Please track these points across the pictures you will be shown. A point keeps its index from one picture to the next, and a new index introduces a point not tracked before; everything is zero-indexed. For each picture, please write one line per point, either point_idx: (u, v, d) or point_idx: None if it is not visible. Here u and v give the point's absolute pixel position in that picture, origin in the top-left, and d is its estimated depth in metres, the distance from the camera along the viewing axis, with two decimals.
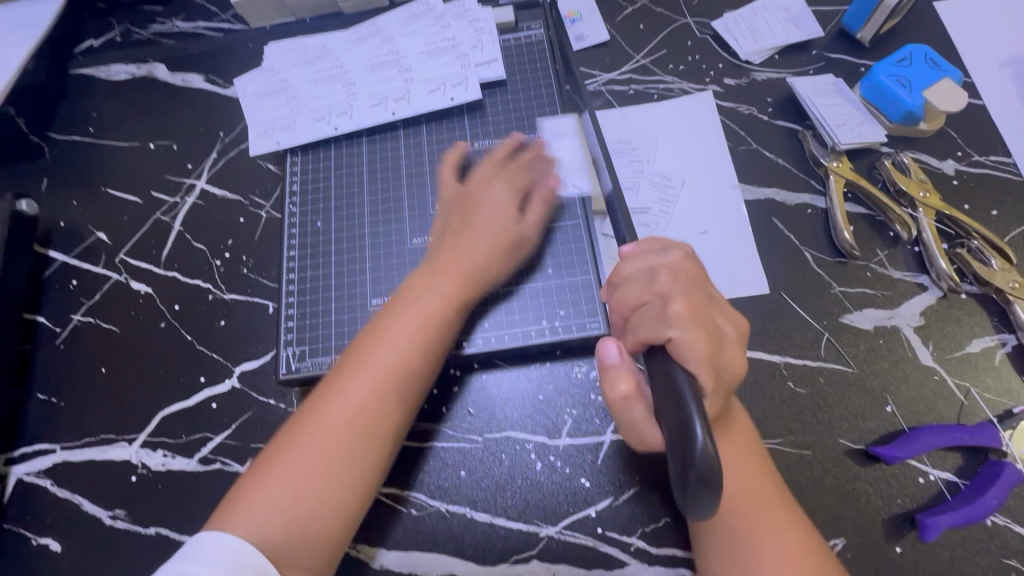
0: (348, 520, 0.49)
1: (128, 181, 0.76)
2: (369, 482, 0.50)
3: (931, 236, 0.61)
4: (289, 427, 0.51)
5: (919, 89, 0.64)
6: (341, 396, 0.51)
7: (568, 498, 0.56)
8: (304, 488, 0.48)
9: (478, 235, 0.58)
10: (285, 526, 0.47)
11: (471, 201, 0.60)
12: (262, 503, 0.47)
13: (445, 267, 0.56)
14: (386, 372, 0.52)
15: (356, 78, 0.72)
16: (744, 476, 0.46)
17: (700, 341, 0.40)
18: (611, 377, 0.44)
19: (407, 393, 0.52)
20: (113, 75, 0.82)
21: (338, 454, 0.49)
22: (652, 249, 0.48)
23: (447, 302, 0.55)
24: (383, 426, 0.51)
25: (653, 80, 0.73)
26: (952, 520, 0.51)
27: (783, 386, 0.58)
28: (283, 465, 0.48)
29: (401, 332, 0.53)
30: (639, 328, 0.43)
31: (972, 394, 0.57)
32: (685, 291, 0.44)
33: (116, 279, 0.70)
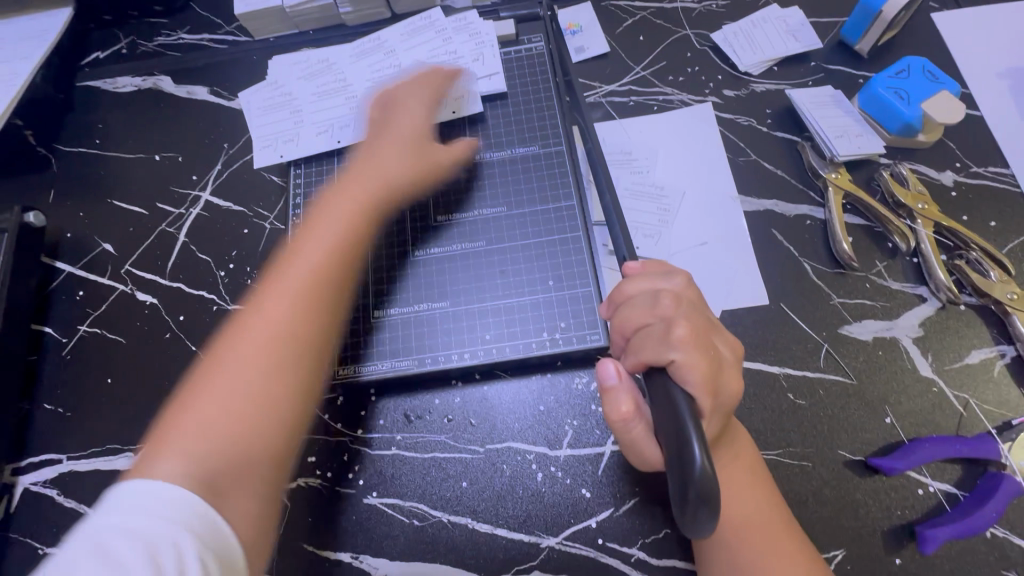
0: (281, 439, 0.48)
1: (134, 192, 0.77)
2: (304, 397, 0.50)
3: (930, 247, 0.62)
4: (211, 360, 0.49)
5: (917, 101, 0.65)
6: (265, 321, 0.50)
7: (569, 509, 0.57)
8: (234, 408, 0.46)
9: (387, 158, 0.63)
10: (214, 451, 0.44)
11: (370, 143, 0.65)
12: (186, 432, 0.45)
13: (350, 188, 0.60)
14: (308, 286, 0.53)
15: (358, 90, 0.73)
16: (742, 488, 0.47)
17: (701, 365, 0.41)
18: (611, 397, 0.45)
19: (334, 298, 0.54)
20: (119, 87, 0.83)
21: (267, 369, 0.49)
22: (656, 271, 0.49)
23: (342, 229, 0.57)
24: (310, 335, 0.51)
25: (653, 92, 0.74)
26: (952, 532, 0.51)
27: (782, 397, 0.58)
28: (209, 393, 0.47)
29: (303, 255, 0.55)
30: (640, 348, 0.44)
31: (971, 405, 0.57)
32: (687, 315, 0.45)
33: (122, 290, 0.71)
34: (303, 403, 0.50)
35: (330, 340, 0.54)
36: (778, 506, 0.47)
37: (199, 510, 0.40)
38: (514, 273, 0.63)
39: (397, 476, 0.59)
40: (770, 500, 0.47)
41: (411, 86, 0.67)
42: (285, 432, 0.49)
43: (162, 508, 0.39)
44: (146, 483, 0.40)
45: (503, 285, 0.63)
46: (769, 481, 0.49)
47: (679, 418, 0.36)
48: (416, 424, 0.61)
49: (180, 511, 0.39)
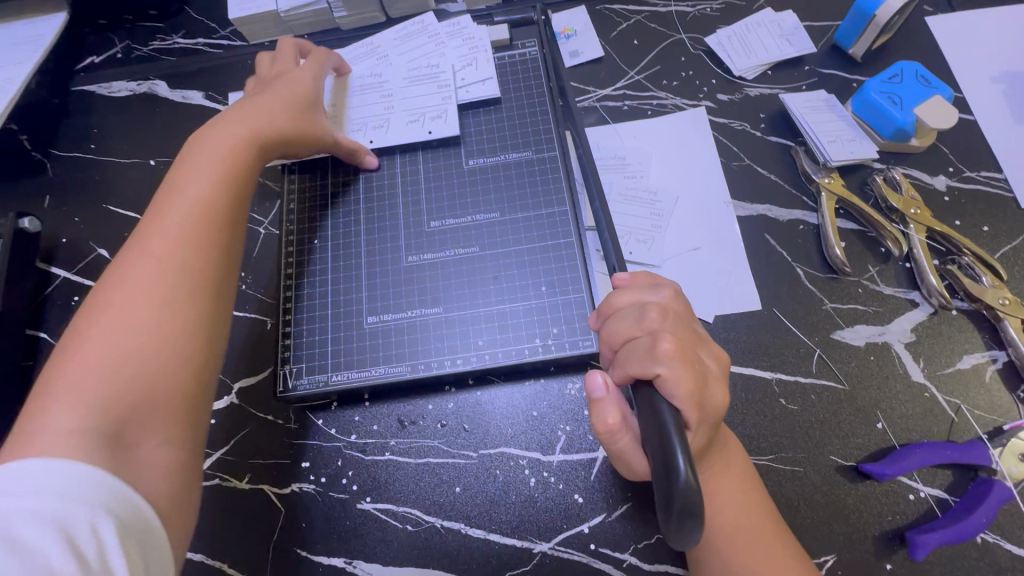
0: (180, 388, 0.46)
1: (129, 197, 0.77)
2: (199, 339, 0.48)
3: (922, 252, 0.62)
4: (81, 318, 0.46)
5: (910, 106, 0.65)
6: (149, 265, 0.49)
7: (562, 514, 0.57)
8: (117, 360, 0.44)
9: (234, 128, 0.59)
10: (102, 407, 0.42)
11: (239, 103, 0.63)
12: (65, 391, 0.42)
13: (201, 155, 0.57)
14: (180, 228, 0.51)
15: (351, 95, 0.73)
16: (732, 494, 0.47)
17: (688, 378, 0.42)
18: (599, 408, 0.44)
19: (217, 231, 0.53)
20: (114, 92, 0.83)
21: (153, 311, 0.47)
22: (643, 286, 0.50)
23: (214, 177, 0.55)
24: (196, 277, 0.50)
25: (647, 96, 0.74)
26: (942, 538, 0.51)
27: (774, 403, 0.58)
28: (85, 348, 0.44)
29: (176, 199, 0.53)
30: (627, 361, 0.44)
31: (963, 410, 0.57)
32: (674, 328, 0.46)
33: None
34: (205, 347, 0.48)
35: (225, 284, 0.52)
36: (770, 514, 0.47)
37: (107, 486, 0.38)
38: (507, 279, 0.63)
39: (391, 481, 0.59)
40: (762, 506, 0.48)
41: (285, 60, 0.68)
42: (186, 377, 0.46)
43: (62, 486, 0.37)
44: (35, 459, 0.37)
45: (497, 291, 0.63)
46: (760, 487, 0.49)
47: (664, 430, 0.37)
48: (409, 430, 0.61)
49: (85, 489, 0.37)
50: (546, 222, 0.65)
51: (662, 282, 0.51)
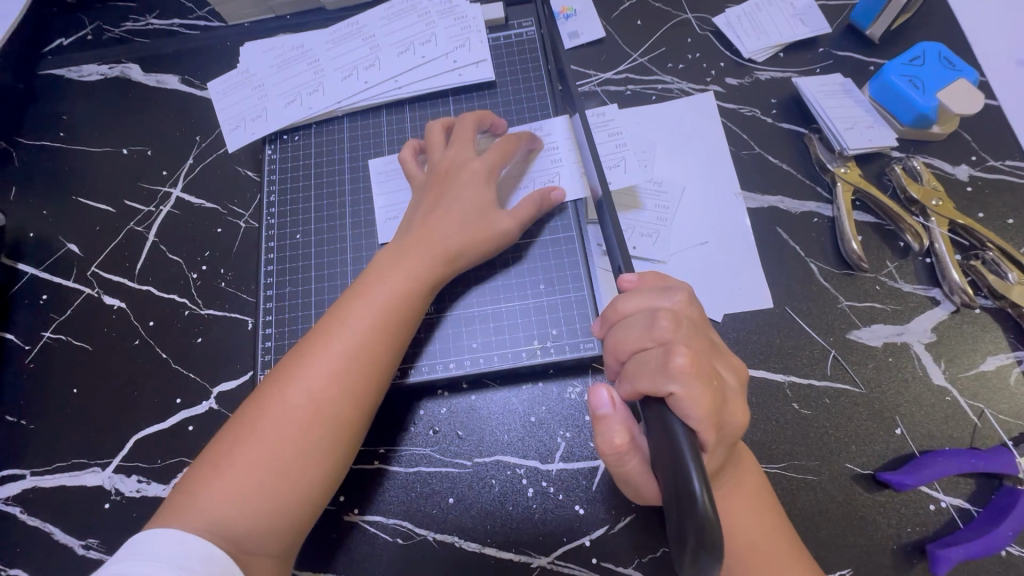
0: (312, 505, 0.46)
1: (100, 189, 0.72)
2: (334, 470, 0.47)
3: (944, 247, 0.58)
4: (245, 415, 0.47)
5: (933, 90, 0.61)
6: (292, 386, 0.47)
7: (562, 527, 0.54)
8: (263, 476, 0.44)
9: (445, 219, 0.55)
10: (245, 514, 0.43)
11: (469, 171, 0.57)
12: (218, 492, 0.44)
13: (412, 248, 0.54)
14: (371, 339, 0.49)
15: (335, 78, 0.68)
16: (747, 512, 0.44)
17: (704, 398, 0.38)
18: (604, 428, 0.41)
19: (390, 355, 0.50)
20: (84, 75, 0.78)
21: (297, 444, 0.45)
22: (654, 289, 0.45)
23: (413, 280, 0.52)
24: (354, 399, 0.48)
25: (652, 80, 0.70)
26: (966, 553, 0.48)
27: (787, 408, 0.55)
28: (241, 456, 0.45)
29: (371, 304, 0.50)
30: (637, 375, 0.40)
31: (986, 415, 0.54)
32: (688, 337, 0.42)
33: (88, 294, 0.67)
34: (339, 471, 0.48)
35: (375, 405, 0.50)
36: (787, 535, 0.44)
37: (220, 560, 0.40)
38: (503, 277, 0.60)
39: (379, 490, 0.56)
40: (779, 528, 0.44)
41: (477, 118, 0.60)
42: (321, 494, 0.47)
43: (177, 555, 0.39)
44: (172, 533, 0.41)
45: (492, 289, 0.59)
46: (773, 502, 0.46)
47: (678, 456, 0.33)
48: (398, 437, 0.57)
49: (197, 559, 0.40)
50: (551, 215, 0.61)
51: (673, 283, 0.47)
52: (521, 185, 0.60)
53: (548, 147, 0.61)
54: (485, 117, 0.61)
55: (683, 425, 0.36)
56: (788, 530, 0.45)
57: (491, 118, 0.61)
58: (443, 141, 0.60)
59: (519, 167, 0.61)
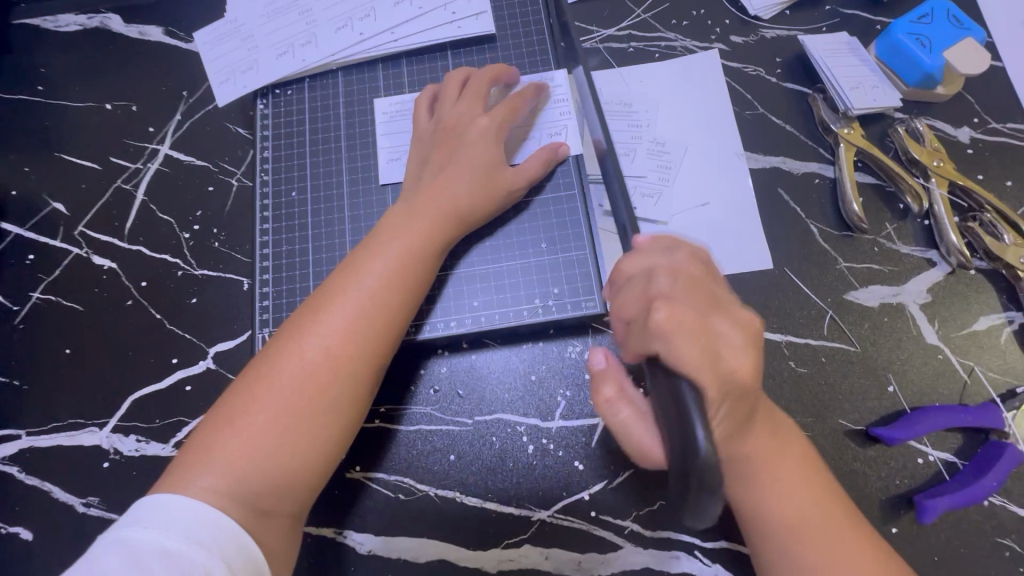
0: (331, 461, 0.46)
1: (85, 145, 0.69)
2: (351, 427, 0.47)
3: (943, 208, 0.58)
4: (257, 372, 0.46)
5: (939, 49, 0.60)
6: (305, 345, 0.46)
7: (562, 482, 0.55)
8: (281, 433, 0.44)
9: (454, 177, 0.54)
10: (265, 470, 0.43)
11: (478, 128, 0.55)
12: (235, 448, 0.43)
13: (421, 206, 0.53)
14: (385, 297, 0.49)
15: (327, 29, 0.65)
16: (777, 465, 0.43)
17: (693, 351, 0.36)
18: (598, 381, 0.46)
19: (403, 314, 0.50)
20: (61, 26, 0.74)
21: (313, 401, 0.45)
22: (659, 249, 0.44)
23: (424, 239, 0.52)
24: (371, 357, 0.48)
25: (655, 38, 0.68)
26: (952, 502, 0.50)
27: (784, 365, 0.56)
28: (258, 414, 0.44)
29: (384, 262, 0.50)
30: (633, 341, 0.40)
31: (976, 372, 0.55)
32: (682, 291, 0.39)
33: (77, 254, 0.65)
34: (354, 429, 0.48)
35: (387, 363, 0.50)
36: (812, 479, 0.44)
37: (233, 530, 0.41)
38: (503, 236, 0.59)
39: (382, 447, 0.56)
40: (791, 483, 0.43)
41: (486, 75, 0.58)
42: (338, 451, 0.47)
43: (187, 525, 0.39)
44: (181, 499, 0.41)
45: (491, 248, 0.59)
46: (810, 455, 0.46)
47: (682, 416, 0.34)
48: (399, 396, 0.57)
49: (208, 530, 0.40)
50: (553, 172, 0.60)
51: (683, 242, 0.45)
52: (529, 138, 0.60)
53: (552, 93, 0.61)
54: (502, 71, 0.59)
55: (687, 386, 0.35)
56: None
57: (505, 73, 0.59)
58: (457, 94, 0.58)
59: (528, 121, 0.60)
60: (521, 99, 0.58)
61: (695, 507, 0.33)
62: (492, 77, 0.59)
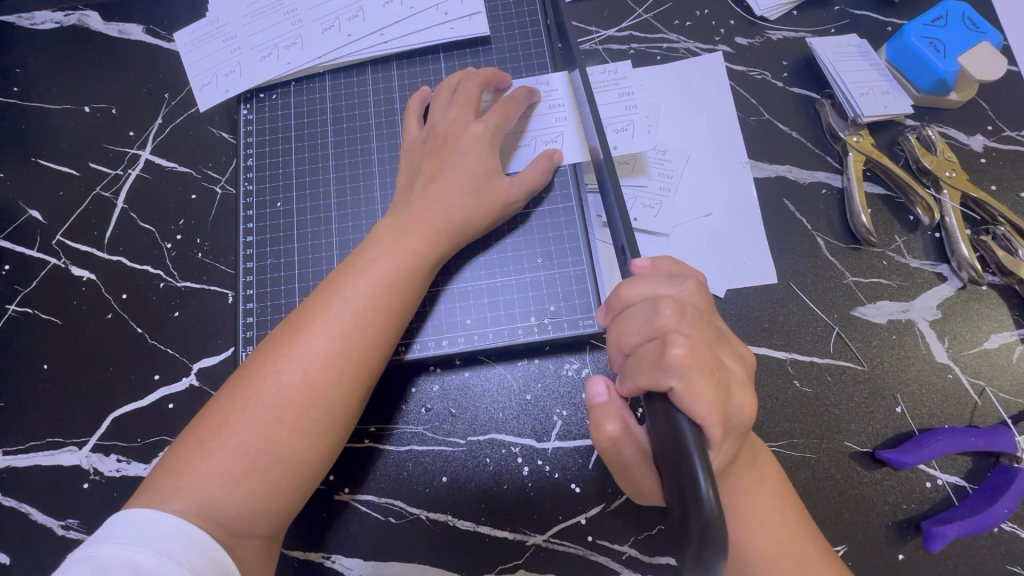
0: (307, 485, 0.44)
1: (63, 150, 0.67)
2: (331, 451, 0.45)
3: (955, 221, 0.56)
4: (232, 390, 0.44)
5: (954, 53, 0.57)
6: (284, 365, 0.44)
7: (557, 505, 0.53)
8: (256, 457, 0.42)
9: (446, 190, 0.51)
10: (235, 497, 0.41)
11: (469, 137, 0.53)
12: (205, 472, 0.41)
13: (413, 219, 0.50)
14: (370, 317, 0.46)
15: (312, 30, 0.63)
16: (759, 501, 0.43)
17: (707, 391, 0.35)
18: (599, 416, 0.40)
19: (389, 335, 0.47)
20: (37, 24, 0.71)
21: (292, 425, 0.43)
22: (663, 275, 0.42)
23: (412, 256, 0.49)
24: (353, 381, 0.45)
25: (657, 39, 0.65)
26: (961, 530, 0.48)
27: (788, 385, 0.54)
28: (230, 437, 0.42)
29: (370, 279, 0.47)
30: (637, 372, 0.38)
31: (986, 393, 0.53)
32: (691, 327, 0.39)
33: (54, 264, 0.63)
34: (334, 453, 0.46)
35: (371, 386, 0.48)
36: (790, 519, 0.43)
37: (206, 547, 0.39)
38: (497, 249, 0.56)
39: (372, 468, 0.54)
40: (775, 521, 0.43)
41: (473, 79, 0.56)
42: (312, 476, 0.45)
43: (159, 538, 0.38)
44: (155, 515, 0.39)
45: (484, 262, 0.56)
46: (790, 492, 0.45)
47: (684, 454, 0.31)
48: (389, 415, 0.55)
49: (181, 546, 0.38)
50: (551, 182, 0.57)
51: (685, 270, 0.44)
52: (522, 145, 0.57)
53: (546, 97, 0.58)
54: (492, 75, 0.56)
55: (690, 423, 0.34)
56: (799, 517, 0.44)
57: (497, 77, 0.56)
58: (449, 100, 0.56)
59: (520, 125, 0.57)
60: (510, 100, 0.55)
61: (698, 559, 0.30)
62: (484, 80, 0.56)
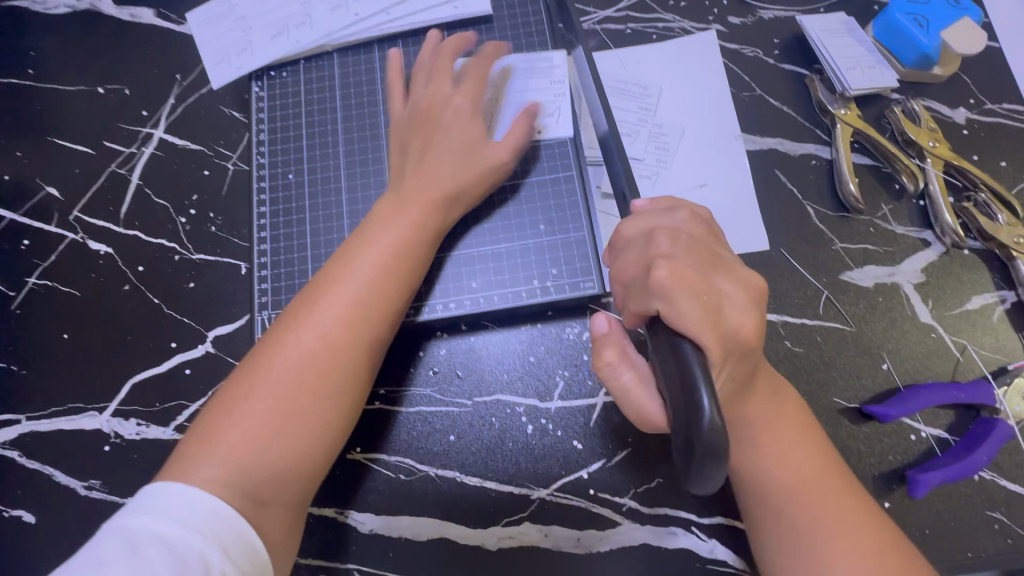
0: (331, 448, 0.47)
1: (78, 129, 0.69)
2: (350, 414, 0.48)
3: (937, 188, 0.59)
4: (253, 362, 0.47)
5: (936, 29, 0.60)
6: (300, 336, 0.47)
7: (561, 461, 0.55)
8: (279, 422, 0.45)
9: (437, 162, 0.54)
10: (266, 459, 0.44)
11: (456, 113, 0.56)
12: (232, 439, 0.44)
13: (413, 192, 0.53)
14: (380, 286, 0.49)
15: (320, 10, 0.65)
16: (775, 434, 0.45)
17: (694, 307, 0.37)
18: (599, 344, 0.44)
19: (399, 302, 0.50)
20: (50, 8, 0.73)
21: (312, 390, 0.46)
22: (658, 209, 0.43)
23: (417, 227, 0.52)
24: (368, 343, 0.48)
25: (653, 19, 0.67)
26: (943, 476, 0.51)
27: (779, 345, 0.56)
28: (254, 405, 0.45)
29: (379, 249, 0.50)
30: (633, 298, 0.40)
31: (968, 350, 0.56)
32: (685, 251, 0.40)
33: (72, 239, 0.65)
34: (353, 417, 0.48)
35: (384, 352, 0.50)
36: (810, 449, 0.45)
37: (227, 516, 0.41)
38: (500, 218, 0.59)
39: (382, 429, 0.57)
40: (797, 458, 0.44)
41: (448, 58, 0.58)
42: (335, 441, 0.47)
43: (183, 510, 0.40)
44: (177, 486, 0.41)
45: (488, 230, 0.59)
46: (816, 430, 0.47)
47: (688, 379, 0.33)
48: (399, 378, 0.58)
49: (204, 518, 0.40)
50: (541, 154, 0.60)
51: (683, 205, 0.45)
52: (511, 112, 0.59)
53: (547, 71, 0.61)
54: (480, 50, 0.59)
55: (690, 346, 0.35)
56: (810, 441, 0.46)
57: (489, 52, 0.59)
58: (429, 76, 0.58)
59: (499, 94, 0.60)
60: (489, 74, 0.58)
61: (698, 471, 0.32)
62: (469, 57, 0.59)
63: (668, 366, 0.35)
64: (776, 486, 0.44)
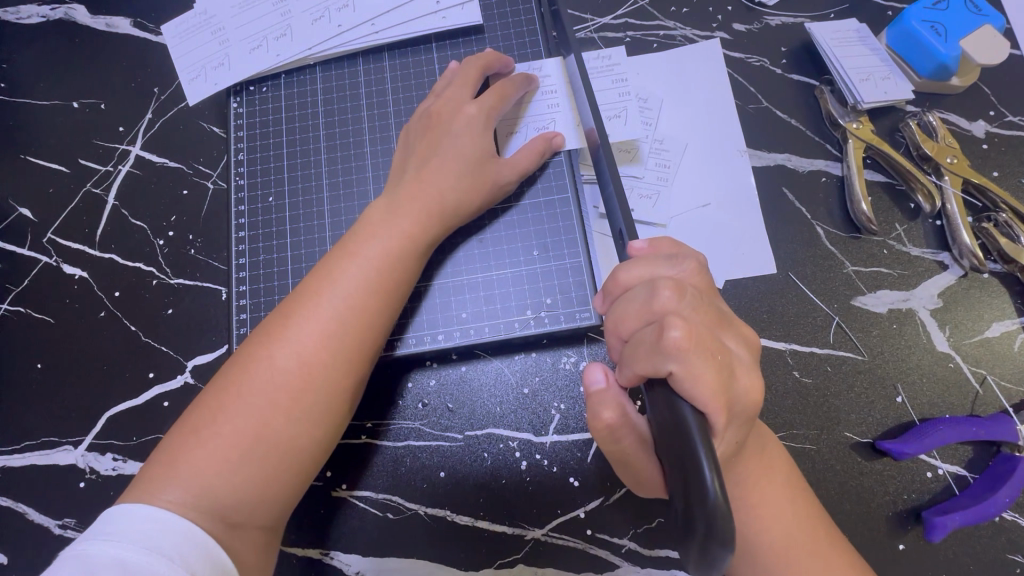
0: (308, 470, 0.44)
1: (52, 146, 0.66)
2: (329, 435, 0.45)
3: (956, 208, 0.55)
4: (227, 379, 0.44)
5: (955, 37, 0.56)
6: (277, 353, 0.44)
7: (556, 499, 0.53)
8: (251, 444, 0.42)
9: (439, 171, 0.51)
10: (237, 483, 0.41)
11: (457, 117, 0.52)
12: (200, 460, 0.41)
13: (404, 204, 0.50)
14: (363, 301, 0.46)
15: (301, 20, 0.62)
16: (765, 489, 0.42)
17: (708, 374, 0.34)
18: (596, 404, 0.38)
19: (383, 319, 0.47)
20: (23, 18, 0.69)
21: (287, 410, 0.43)
22: (661, 256, 0.40)
23: (405, 239, 0.49)
24: (347, 365, 0.45)
25: (653, 26, 0.64)
26: (961, 520, 0.47)
27: (788, 376, 0.53)
28: (225, 424, 0.42)
29: (362, 263, 0.47)
30: (634, 360, 0.36)
31: (988, 381, 0.53)
32: (692, 309, 0.37)
33: (46, 263, 0.62)
34: (332, 439, 0.45)
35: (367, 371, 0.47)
36: (798, 502, 0.43)
37: (199, 541, 0.38)
38: (492, 242, 0.56)
39: (368, 465, 0.54)
40: (791, 511, 0.42)
41: (471, 63, 0.55)
42: (312, 464, 0.44)
43: (149, 534, 0.37)
44: (144, 510, 0.38)
45: (479, 255, 0.56)
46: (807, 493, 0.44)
47: (687, 440, 0.30)
48: (385, 411, 0.55)
49: (173, 541, 0.37)
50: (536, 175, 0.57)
51: (683, 251, 0.42)
52: (516, 131, 0.56)
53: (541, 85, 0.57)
54: (493, 59, 0.56)
55: (692, 409, 0.32)
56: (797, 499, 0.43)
57: (499, 61, 0.56)
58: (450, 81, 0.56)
59: (515, 112, 0.57)
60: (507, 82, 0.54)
61: (705, 552, 0.28)
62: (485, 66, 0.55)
63: (664, 426, 0.33)
64: (763, 538, 0.41)
